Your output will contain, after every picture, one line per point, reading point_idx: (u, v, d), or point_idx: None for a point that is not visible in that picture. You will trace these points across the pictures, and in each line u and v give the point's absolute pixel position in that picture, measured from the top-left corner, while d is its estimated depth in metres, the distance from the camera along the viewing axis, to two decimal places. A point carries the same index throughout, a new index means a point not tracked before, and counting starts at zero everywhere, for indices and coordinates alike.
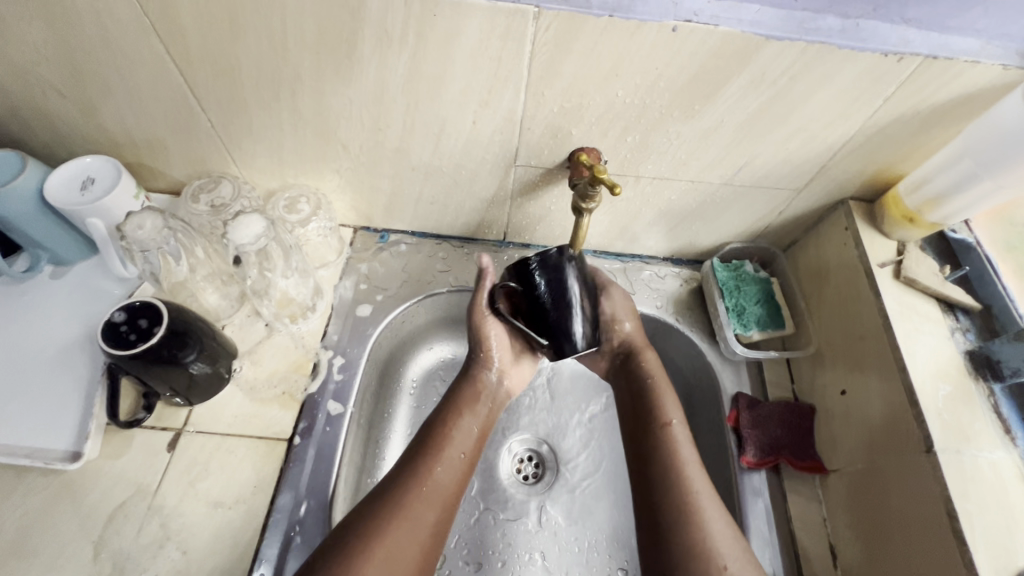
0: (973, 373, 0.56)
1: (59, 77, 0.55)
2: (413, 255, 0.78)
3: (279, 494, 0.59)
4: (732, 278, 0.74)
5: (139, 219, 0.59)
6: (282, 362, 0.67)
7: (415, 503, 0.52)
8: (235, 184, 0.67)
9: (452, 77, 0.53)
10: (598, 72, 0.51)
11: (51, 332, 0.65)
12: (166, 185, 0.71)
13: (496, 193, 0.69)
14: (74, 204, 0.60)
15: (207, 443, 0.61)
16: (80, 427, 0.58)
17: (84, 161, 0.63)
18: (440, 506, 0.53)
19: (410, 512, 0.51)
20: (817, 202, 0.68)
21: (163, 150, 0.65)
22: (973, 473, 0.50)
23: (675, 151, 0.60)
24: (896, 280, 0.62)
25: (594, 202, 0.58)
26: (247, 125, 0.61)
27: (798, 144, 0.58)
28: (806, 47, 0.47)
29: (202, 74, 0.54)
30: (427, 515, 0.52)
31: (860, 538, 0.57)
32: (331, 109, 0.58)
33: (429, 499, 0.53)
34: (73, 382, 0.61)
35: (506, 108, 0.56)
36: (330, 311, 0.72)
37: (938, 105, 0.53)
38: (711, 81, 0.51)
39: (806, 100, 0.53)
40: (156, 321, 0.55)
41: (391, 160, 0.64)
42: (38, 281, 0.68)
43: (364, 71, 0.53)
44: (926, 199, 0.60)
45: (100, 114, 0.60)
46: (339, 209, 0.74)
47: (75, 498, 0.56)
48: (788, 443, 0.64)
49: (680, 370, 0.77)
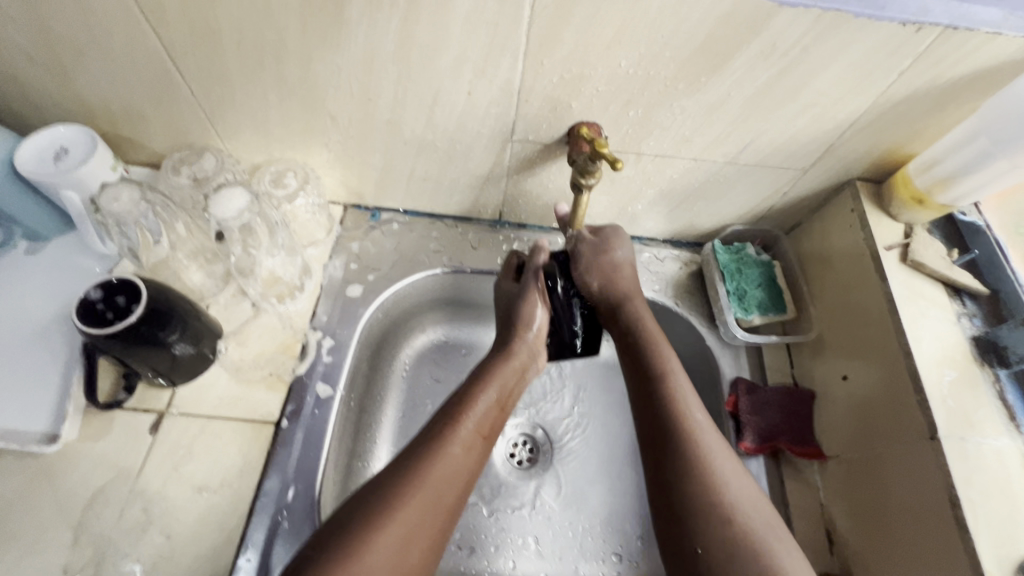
0: (979, 360, 0.55)
1: (25, 38, 0.51)
2: (406, 234, 0.75)
3: (266, 478, 0.57)
4: (733, 261, 0.72)
5: (114, 191, 0.57)
6: (269, 343, 0.65)
7: (429, 484, 0.48)
8: (219, 157, 0.64)
9: (446, 44, 0.50)
10: (601, 40, 0.48)
11: (27, 310, 0.62)
12: (146, 158, 0.68)
13: (492, 169, 0.66)
14: (47, 176, 0.57)
15: (191, 425, 0.59)
16: (58, 408, 0.56)
17: (58, 130, 0.60)
18: (454, 492, 0.49)
19: (422, 492, 0.47)
20: (824, 183, 0.65)
21: (142, 120, 0.62)
22: (977, 460, 0.49)
23: (679, 126, 0.57)
24: (903, 264, 0.60)
25: (594, 177, 0.56)
26: (230, 94, 0.58)
27: (807, 120, 0.56)
28: (820, 15, 0.45)
29: (180, 37, 0.51)
30: (442, 498, 0.48)
31: (858, 525, 0.56)
32: (318, 77, 0.55)
33: (444, 479, 0.49)
34: (49, 362, 0.59)
35: (504, 78, 0.53)
36: (319, 291, 0.69)
37: (954, 80, 0.50)
38: (719, 51, 0.49)
39: (818, 73, 0.50)
40: (133, 299, 0.52)
41: (383, 133, 0.61)
42: (13, 257, 0.65)
43: (353, 36, 0.50)
44: (937, 180, 0.58)
45: (72, 81, 0.56)
46: (328, 185, 0.71)
47: (53, 482, 0.54)
48: (787, 428, 0.63)
49: (678, 355, 0.75)
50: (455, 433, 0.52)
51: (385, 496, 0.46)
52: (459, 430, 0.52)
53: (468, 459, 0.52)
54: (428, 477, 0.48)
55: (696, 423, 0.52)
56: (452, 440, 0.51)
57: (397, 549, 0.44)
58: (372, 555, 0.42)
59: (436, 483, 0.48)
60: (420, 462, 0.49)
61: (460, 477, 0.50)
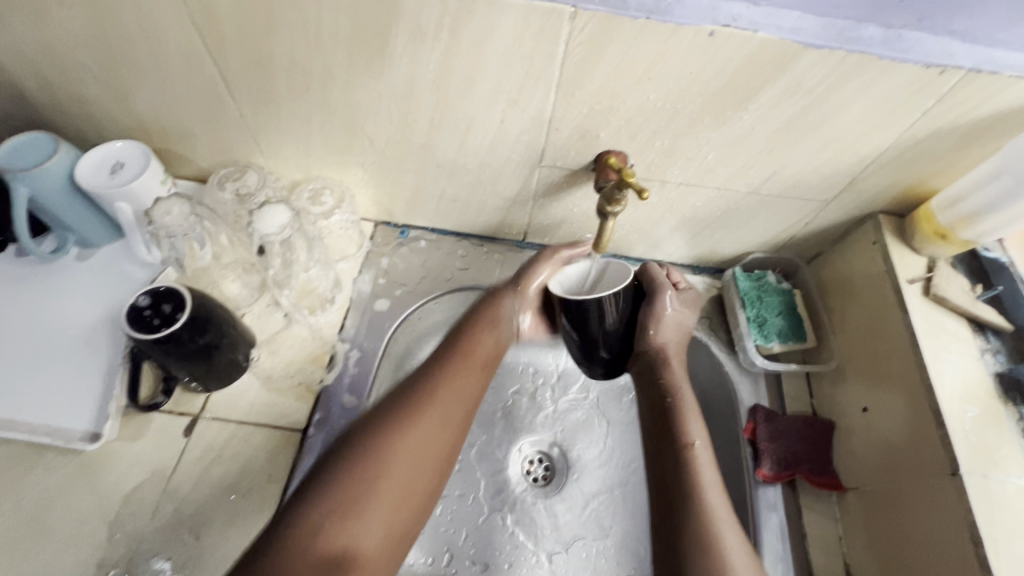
0: (1002, 397, 0.55)
1: (95, 62, 0.55)
2: (433, 252, 0.78)
3: (291, 485, 0.59)
4: (754, 288, 0.73)
5: (167, 205, 0.60)
6: (299, 352, 0.67)
7: (402, 447, 0.52)
8: (261, 174, 0.67)
9: (483, 75, 0.53)
10: (630, 76, 0.51)
11: (75, 312, 0.65)
12: (193, 172, 0.72)
13: (519, 192, 0.69)
14: (103, 187, 0.61)
15: (223, 430, 0.61)
16: (101, 408, 0.59)
17: (116, 146, 0.64)
18: (429, 458, 0.53)
19: (388, 474, 0.51)
20: (846, 214, 0.66)
21: (192, 137, 0.65)
22: (1000, 498, 0.49)
23: (703, 157, 0.59)
24: (925, 297, 0.60)
25: (620, 206, 0.57)
26: (275, 116, 0.61)
27: (830, 155, 0.57)
28: (845, 57, 0.46)
29: (235, 64, 0.55)
30: (422, 463, 0.53)
31: (877, 559, 0.56)
32: (360, 102, 0.58)
33: (432, 442, 0.54)
34: (94, 362, 0.62)
35: (535, 107, 0.56)
36: (348, 304, 0.72)
37: (979, 119, 0.51)
38: (745, 87, 0.50)
39: (842, 110, 0.52)
40: (179, 307, 0.55)
41: (416, 156, 0.64)
42: (64, 262, 0.69)
43: (396, 66, 0.53)
44: (959, 217, 0.58)
45: (132, 100, 0.60)
46: (361, 203, 0.74)
47: (93, 478, 0.57)
48: (805, 458, 0.63)
49: (697, 379, 0.76)
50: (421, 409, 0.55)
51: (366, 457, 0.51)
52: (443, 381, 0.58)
53: (444, 433, 0.55)
54: (394, 457, 0.52)
55: (706, 481, 0.53)
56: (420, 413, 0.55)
57: (388, 511, 0.50)
58: (355, 533, 0.48)
59: (406, 448, 0.52)
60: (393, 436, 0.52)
61: (451, 423, 0.56)
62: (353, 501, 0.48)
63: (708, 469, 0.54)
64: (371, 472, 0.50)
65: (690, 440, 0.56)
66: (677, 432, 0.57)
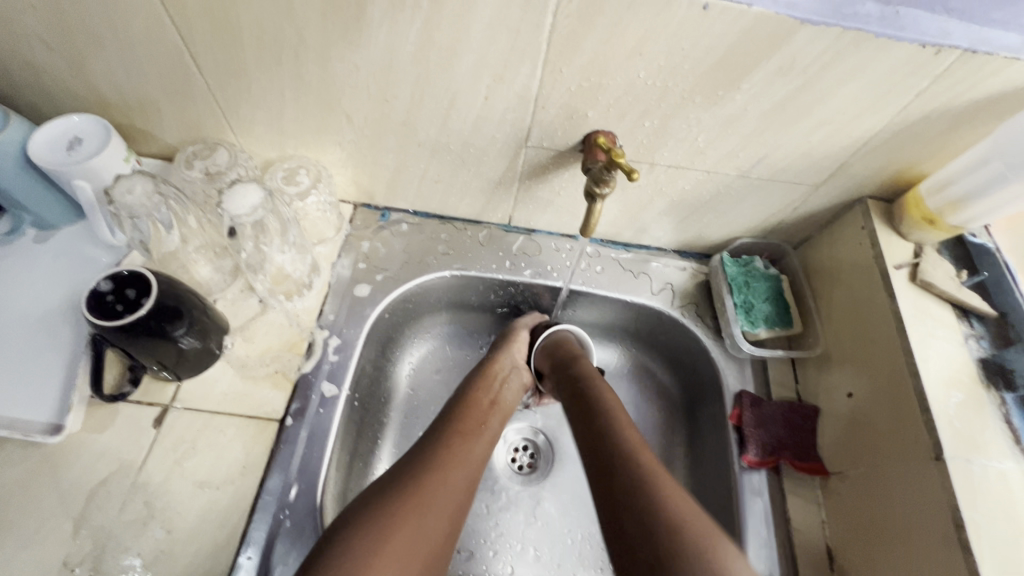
0: (985, 382, 0.55)
1: (45, 27, 0.51)
2: (415, 236, 0.75)
3: (268, 476, 0.57)
4: (741, 274, 0.72)
5: (128, 182, 0.55)
6: (275, 340, 0.65)
7: (457, 468, 0.54)
8: (232, 152, 0.64)
9: (466, 49, 0.50)
10: (621, 51, 0.49)
11: (33, 298, 0.62)
12: (159, 150, 0.68)
13: (504, 174, 0.66)
14: (59, 165, 0.57)
15: (195, 420, 0.59)
16: (63, 399, 0.56)
17: (72, 120, 0.60)
18: (474, 480, 0.55)
19: (438, 477, 0.52)
20: (834, 199, 0.66)
21: (156, 112, 0.62)
22: (982, 482, 0.49)
23: (693, 138, 0.58)
24: (912, 283, 0.60)
25: (609, 187, 0.55)
26: (247, 90, 0.58)
27: (822, 137, 0.56)
28: (841, 34, 0.45)
29: (200, 33, 0.51)
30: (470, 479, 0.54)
31: (859, 543, 0.56)
32: (336, 77, 0.55)
33: (471, 461, 0.56)
34: (56, 351, 0.59)
35: (522, 84, 0.53)
36: (327, 289, 0.69)
37: (971, 102, 0.51)
38: (738, 65, 0.49)
39: (836, 90, 0.50)
40: (144, 292, 0.52)
41: (396, 135, 0.62)
42: (21, 245, 0.65)
43: (374, 38, 0.50)
44: (949, 202, 0.58)
45: (89, 71, 0.56)
46: (339, 184, 0.71)
47: (55, 472, 0.54)
48: (790, 443, 0.63)
49: (683, 366, 0.76)
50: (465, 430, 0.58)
51: (425, 473, 0.52)
52: (476, 406, 0.62)
53: (479, 451, 0.58)
54: (449, 461, 0.54)
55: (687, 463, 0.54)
56: (464, 429, 0.59)
57: (445, 514, 0.50)
58: (390, 540, 0.46)
59: (463, 468, 0.54)
60: (449, 455, 0.55)
61: (483, 446, 0.59)
62: (413, 516, 0.48)
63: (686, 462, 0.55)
64: (426, 491, 0.51)
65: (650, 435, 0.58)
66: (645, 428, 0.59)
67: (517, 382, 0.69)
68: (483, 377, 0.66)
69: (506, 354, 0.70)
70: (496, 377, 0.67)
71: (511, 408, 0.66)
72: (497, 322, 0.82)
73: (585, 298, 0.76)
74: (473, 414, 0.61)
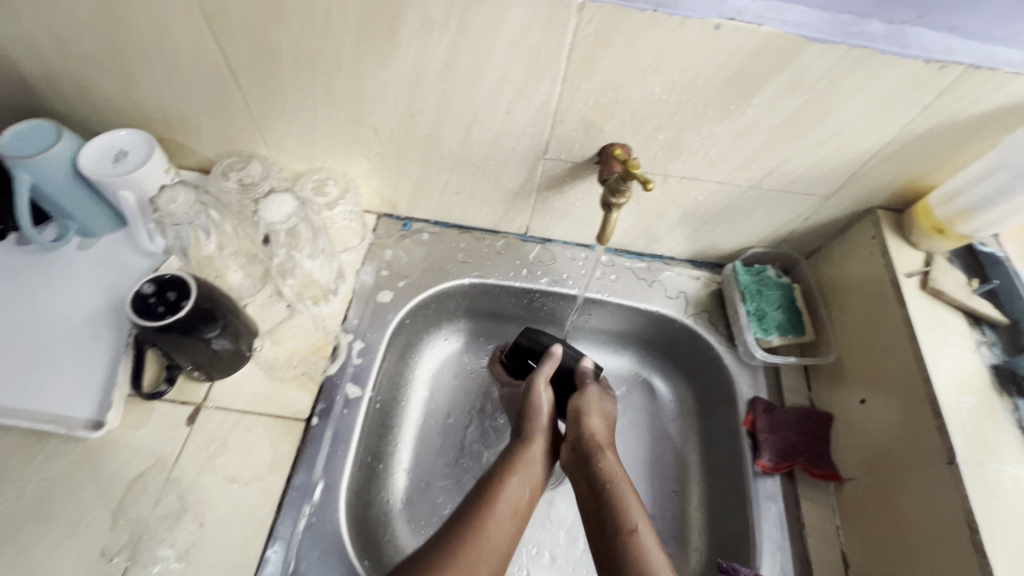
0: (998, 389, 0.56)
1: (99, 49, 0.55)
2: (435, 244, 0.78)
3: (295, 474, 0.59)
4: (754, 282, 0.74)
5: (172, 193, 0.58)
6: (302, 343, 0.67)
7: (482, 560, 0.48)
8: (265, 164, 0.67)
9: (489, 67, 0.53)
10: (636, 69, 0.51)
11: (77, 301, 0.65)
12: (195, 162, 0.72)
13: (523, 185, 0.69)
14: (106, 175, 0.61)
15: (226, 419, 0.61)
16: (104, 396, 0.59)
17: (119, 134, 0.64)
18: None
19: (465, 559, 0.48)
20: (845, 209, 0.67)
21: (196, 127, 0.66)
22: (996, 486, 0.49)
23: (706, 150, 0.60)
24: (922, 291, 0.61)
25: (624, 197, 0.57)
26: (281, 106, 0.61)
27: (831, 149, 0.58)
28: (848, 51, 0.47)
29: (241, 52, 0.55)
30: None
31: (874, 548, 0.56)
32: (366, 93, 0.58)
33: (495, 547, 0.50)
34: (97, 352, 0.62)
35: (541, 99, 0.56)
36: (351, 295, 0.72)
37: (977, 115, 0.52)
38: (750, 80, 0.51)
39: (844, 104, 0.52)
40: (183, 295, 0.55)
41: (421, 147, 0.65)
42: (66, 251, 0.69)
43: (403, 57, 0.53)
44: (958, 212, 0.59)
45: (137, 89, 0.60)
46: (364, 194, 0.75)
47: (95, 466, 0.57)
48: (803, 449, 0.64)
49: (697, 373, 0.77)
50: (493, 510, 0.53)
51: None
52: (498, 496, 0.54)
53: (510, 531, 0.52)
54: (477, 546, 0.49)
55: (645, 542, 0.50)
56: (494, 511, 0.53)
57: None
58: None
59: (490, 557, 0.49)
60: (476, 536, 0.50)
61: (505, 535, 0.52)
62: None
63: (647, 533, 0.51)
64: None
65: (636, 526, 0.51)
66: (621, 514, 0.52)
67: (545, 454, 0.61)
68: (522, 445, 0.61)
69: (539, 417, 0.63)
70: (535, 445, 0.61)
71: (545, 485, 0.60)
72: (511, 327, 0.83)
73: (600, 306, 0.78)
74: (503, 492, 0.55)
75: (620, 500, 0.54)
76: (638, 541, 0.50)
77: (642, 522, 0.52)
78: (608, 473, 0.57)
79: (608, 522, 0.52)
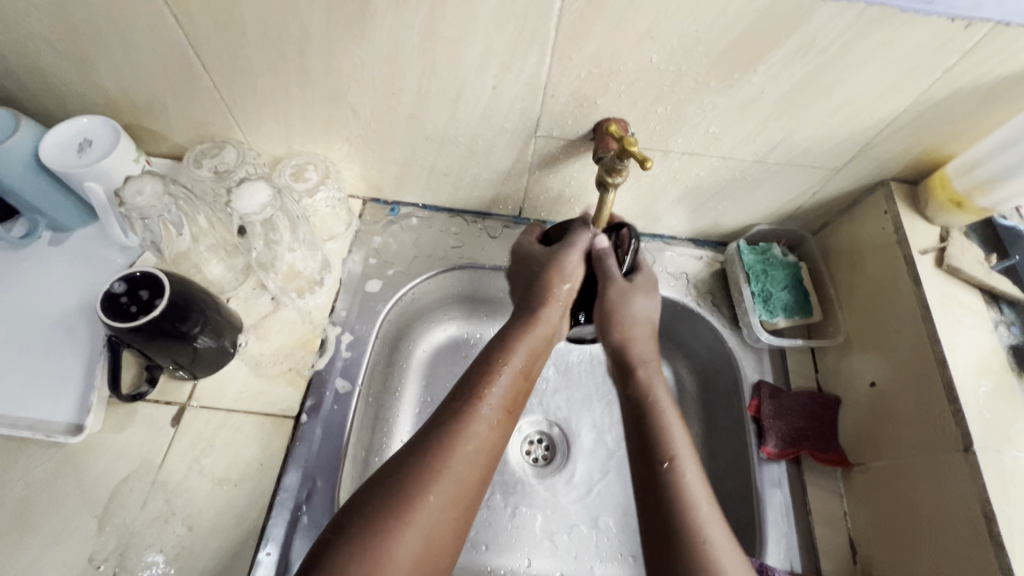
0: (1016, 370, 0.53)
1: (50, 30, 0.51)
2: (424, 229, 0.75)
3: (285, 473, 0.57)
4: (759, 262, 0.70)
5: (139, 183, 0.55)
6: (289, 337, 0.65)
7: (456, 468, 0.45)
8: (240, 149, 0.64)
9: (472, 38, 0.49)
10: (631, 36, 0.47)
11: (51, 300, 0.62)
12: (168, 149, 0.68)
13: (514, 165, 0.65)
14: (71, 167, 0.57)
15: (212, 419, 0.59)
16: (82, 399, 0.57)
17: (82, 122, 0.59)
18: (465, 480, 0.45)
19: (433, 487, 0.44)
20: (856, 182, 0.63)
21: (165, 112, 0.62)
22: (1013, 473, 0.47)
23: (707, 124, 0.56)
24: (938, 269, 0.58)
25: (621, 176, 0.54)
26: (253, 86, 0.57)
27: (842, 119, 0.54)
28: (864, 10, 0.43)
29: (203, 29, 0.50)
30: (425, 547, 0.42)
31: (883, 534, 0.55)
32: (341, 69, 0.54)
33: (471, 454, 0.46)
34: (74, 353, 0.59)
35: (530, 73, 0.52)
36: (338, 286, 0.69)
37: (1004, 77, 0.48)
38: (754, 46, 0.47)
39: (858, 69, 0.48)
40: (157, 294, 0.52)
41: (404, 128, 0.61)
42: (37, 247, 0.66)
43: (378, 29, 0.49)
44: (977, 183, 0.56)
45: (97, 73, 0.56)
46: (348, 179, 0.71)
47: (79, 471, 0.55)
48: (810, 434, 0.62)
49: (698, 355, 0.74)
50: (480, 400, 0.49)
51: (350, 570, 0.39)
52: (473, 419, 0.48)
53: (492, 436, 0.48)
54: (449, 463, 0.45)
55: (695, 498, 0.47)
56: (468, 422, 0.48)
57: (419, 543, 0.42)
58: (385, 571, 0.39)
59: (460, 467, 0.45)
60: (448, 437, 0.46)
61: (473, 468, 0.46)
62: None
63: (697, 485, 0.47)
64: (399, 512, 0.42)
65: (675, 455, 0.49)
66: (660, 442, 0.50)
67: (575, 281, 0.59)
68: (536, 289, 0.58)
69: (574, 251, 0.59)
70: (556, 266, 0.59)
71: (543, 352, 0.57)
72: (485, 310, 0.80)
73: None
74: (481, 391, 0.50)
75: (659, 417, 0.53)
76: (679, 477, 0.48)
77: (682, 444, 0.50)
78: (641, 392, 0.55)
79: (645, 435, 0.52)
